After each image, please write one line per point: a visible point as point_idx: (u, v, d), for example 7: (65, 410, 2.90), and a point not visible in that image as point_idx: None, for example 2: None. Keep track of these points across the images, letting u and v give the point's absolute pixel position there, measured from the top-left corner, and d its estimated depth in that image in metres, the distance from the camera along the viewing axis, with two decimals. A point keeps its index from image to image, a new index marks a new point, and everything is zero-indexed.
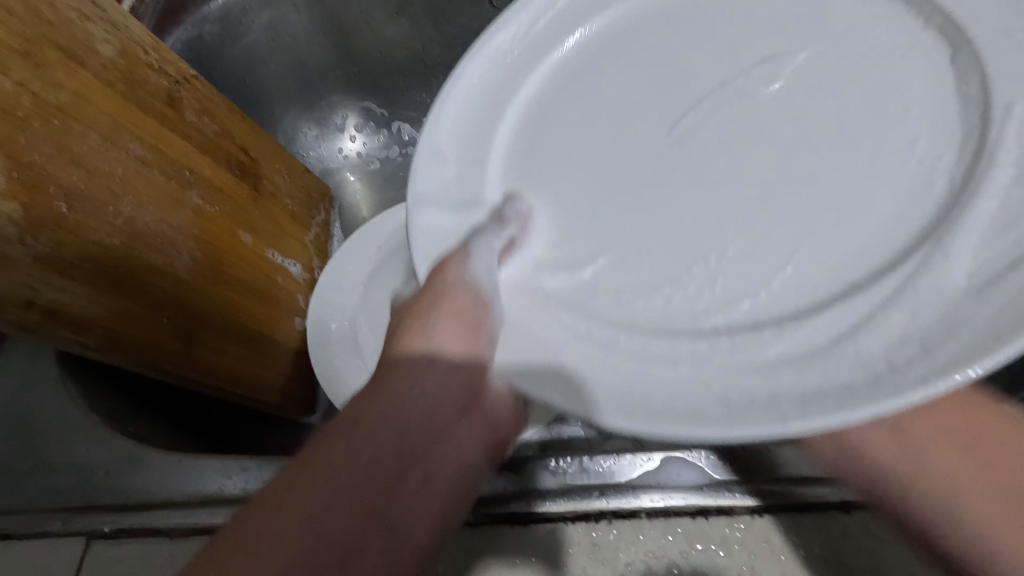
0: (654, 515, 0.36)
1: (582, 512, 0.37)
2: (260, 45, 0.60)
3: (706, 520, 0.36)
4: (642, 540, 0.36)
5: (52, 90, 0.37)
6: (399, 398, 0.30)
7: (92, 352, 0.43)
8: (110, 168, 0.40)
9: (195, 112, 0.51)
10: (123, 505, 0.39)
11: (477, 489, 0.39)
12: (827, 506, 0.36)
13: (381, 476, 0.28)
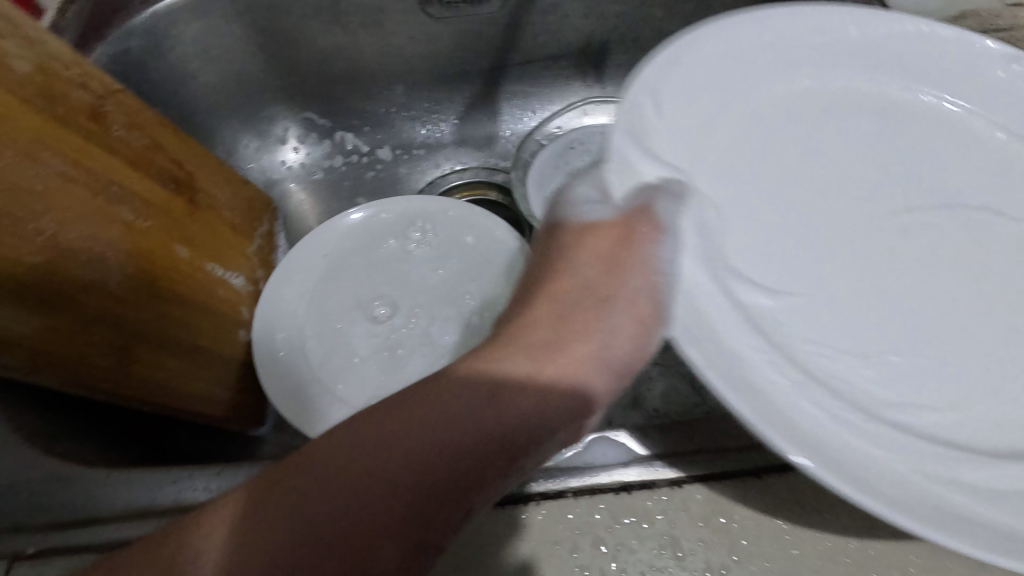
0: (580, 493, 0.38)
1: (510, 496, 0.38)
2: (191, 58, 0.59)
3: (628, 495, 0.38)
4: (569, 518, 0.37)
5: None
6: (455, 406, 0.29)
7: (16, 372, 0.42)
8: (32, 185, 0.40)
9: (123, 126, 0.50)
10: (51, 524, 0.39)
11: None
12: (744, 474, 0.38)
13: (368, 478, 0.27)
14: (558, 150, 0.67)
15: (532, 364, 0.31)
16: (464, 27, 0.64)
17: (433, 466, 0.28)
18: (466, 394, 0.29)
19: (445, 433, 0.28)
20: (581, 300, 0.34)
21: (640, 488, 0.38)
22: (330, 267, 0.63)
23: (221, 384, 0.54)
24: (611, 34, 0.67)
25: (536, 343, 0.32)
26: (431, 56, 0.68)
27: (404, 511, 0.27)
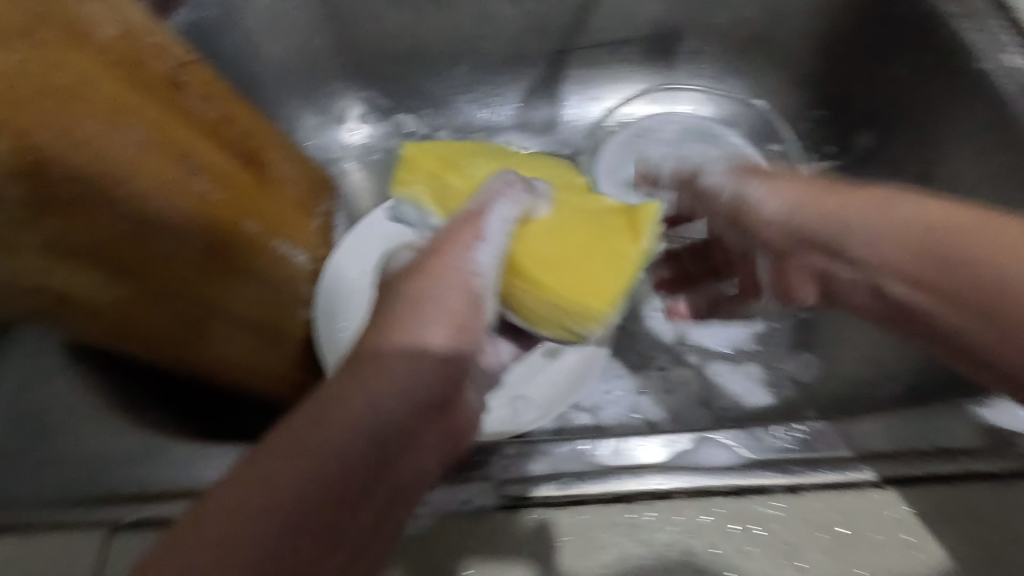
0: (693, 494, 0.36)
1: (617, 494, 0.36)
2: (263, 28, 0.59)
3: (743, 499, 0.35)
4: (681, 520, 0.35)
5: (53, 70, 0.36)
6: (381, 385, 0.31)
7: (105, 336, 0.44)
8: (123, 152, 0.39)
9: (197, 96, 0.49)
10: (138, 496, 0.38)
11: (508, 472, 0.38)
12: (869, 483, 0.36)
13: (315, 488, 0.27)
14: (627, 138, 0.63)
15: (422, 342, 0.33)
16: (534, 6, 0.63)
17: (377, 429, 0.30)
18: (396, 367, 0.32)
19: (390, 397, 0.31)
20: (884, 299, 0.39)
21: (754, 492, 0.36)
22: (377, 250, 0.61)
23: (286, 359, 0.54)
24: (686, 20, 0.64)
25: (411, 292, 0.35)
26: (498, 36, 0.66)
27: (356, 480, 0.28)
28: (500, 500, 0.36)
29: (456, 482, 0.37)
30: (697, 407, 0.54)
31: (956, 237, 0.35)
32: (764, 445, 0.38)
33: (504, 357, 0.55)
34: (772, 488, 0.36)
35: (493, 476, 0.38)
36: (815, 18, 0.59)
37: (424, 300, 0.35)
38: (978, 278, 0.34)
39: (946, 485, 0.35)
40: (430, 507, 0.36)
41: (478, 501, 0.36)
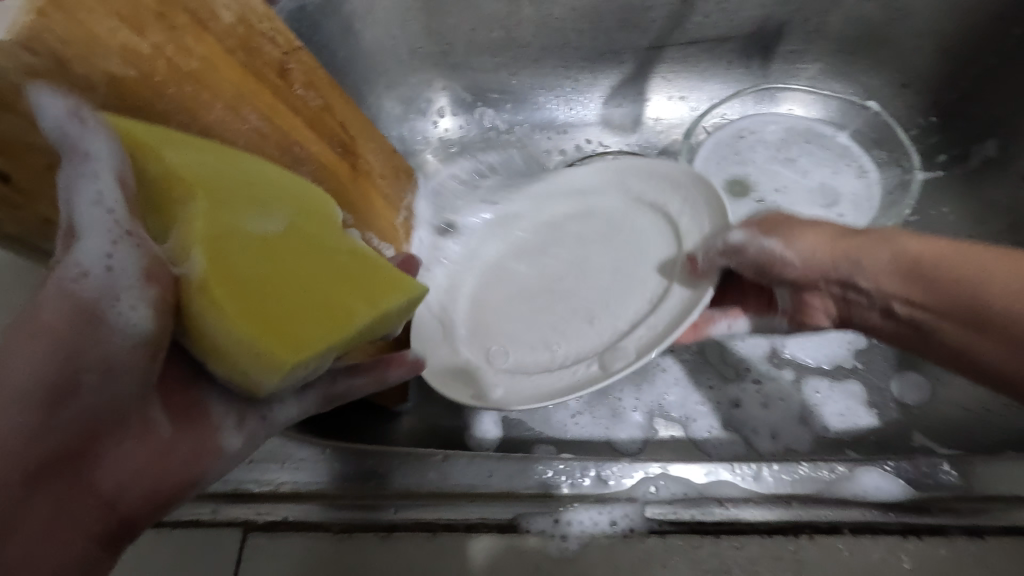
0: (858, 530, 0.34)
1: (777, 526, 0.34)
2: (359, 15, 0.58)
3: (921, 540, 0.33)
4: (848, 556, 0.32)
5: (184, 56, 0.36)
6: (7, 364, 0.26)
7: None
8: (234, 138, 0.40)
9: (303, 84, 0.49)
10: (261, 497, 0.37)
11: (653, 493, 0.37)
12: None
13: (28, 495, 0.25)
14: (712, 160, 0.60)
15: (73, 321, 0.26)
16: (635, 2, 0.61)
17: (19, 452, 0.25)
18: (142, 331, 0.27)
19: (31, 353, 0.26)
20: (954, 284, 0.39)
21: (904, 532, 0.34)
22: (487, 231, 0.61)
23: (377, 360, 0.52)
24: (792, 17, 0.61)
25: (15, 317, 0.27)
26: (590, 30, 0.64)
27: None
28: (650, 523, 0.35)
29: (603, 504, 0.36)
30: (796, 424, 0.52)
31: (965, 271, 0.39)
32: (928, 481, 0.37)
33: (590, 328, 0.52)
34: (920, 528, 0.34)
35: (638, 497, 0.37)
36: (938, 18, 0.55)
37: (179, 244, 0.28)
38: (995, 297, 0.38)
39: None
40: (577, 526, 0.35)
41: (628, 523, 0.35)
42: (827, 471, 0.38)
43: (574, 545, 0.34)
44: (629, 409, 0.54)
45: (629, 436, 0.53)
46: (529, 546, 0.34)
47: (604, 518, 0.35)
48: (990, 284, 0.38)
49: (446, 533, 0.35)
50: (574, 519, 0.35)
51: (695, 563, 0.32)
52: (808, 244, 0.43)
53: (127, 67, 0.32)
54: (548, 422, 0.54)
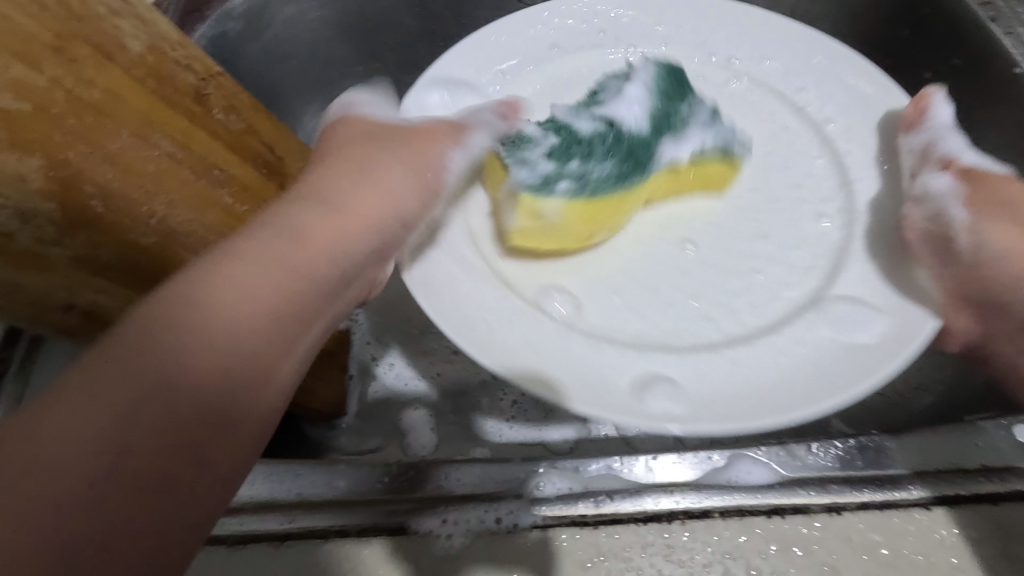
0: (728, 513, 0.36)
1: (653, 513, 0.36)
2: (284, 40, 0.59)
3: (782, 519, 0.36)
4: (717, 540, 0.35)
5: (84, 86, 0.35)
6: (200, 290, 0.28)
7: None
8: (144, 165, 0.38)
9: (222, 108, 0.49)
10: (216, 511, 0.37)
11: (540, 490, 0.38)
12: (907, 504, 0.36)
13: (127, 431, 0.25)
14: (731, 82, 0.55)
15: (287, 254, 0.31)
16: None
17: (151, 383, 0.26)
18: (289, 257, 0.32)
19: (240, 292, 0.29)
20: (1010, 212, 0.41)
21: (768, 513, 0.36)
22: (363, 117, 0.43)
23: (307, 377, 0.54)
24: None
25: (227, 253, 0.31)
26: None
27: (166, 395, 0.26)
28: (534, 518, 0.36)
29: (488, 501, 0.37)
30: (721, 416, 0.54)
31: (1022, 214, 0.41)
32: (795, 462, 0.39)
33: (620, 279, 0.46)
34: (785, 507, 0.36)
35: (526, 493, 0.38)
36: (837, 22, 0.58)
37: (321, 207, 0.35)
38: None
39: (989, 506, 0.36)
40: (463, 526, 0.36)
41: (512, 519, 0.36)
42: (704, 460, 0.40)
43: (458, 546, 0.35)
44: (562, 411, 0.56)
45: (559, 434, 0.55)
46: (414, 548, 0.35)
47: (489, 515, 0.36)
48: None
49: (337, 540, 0.35)
50: (455, 521, 0.36)
51: (573, 558, 0.34)
52: (997, 237, 0.41)
53: (20, 101, 0.31)
54: (480, 428, 0.56)
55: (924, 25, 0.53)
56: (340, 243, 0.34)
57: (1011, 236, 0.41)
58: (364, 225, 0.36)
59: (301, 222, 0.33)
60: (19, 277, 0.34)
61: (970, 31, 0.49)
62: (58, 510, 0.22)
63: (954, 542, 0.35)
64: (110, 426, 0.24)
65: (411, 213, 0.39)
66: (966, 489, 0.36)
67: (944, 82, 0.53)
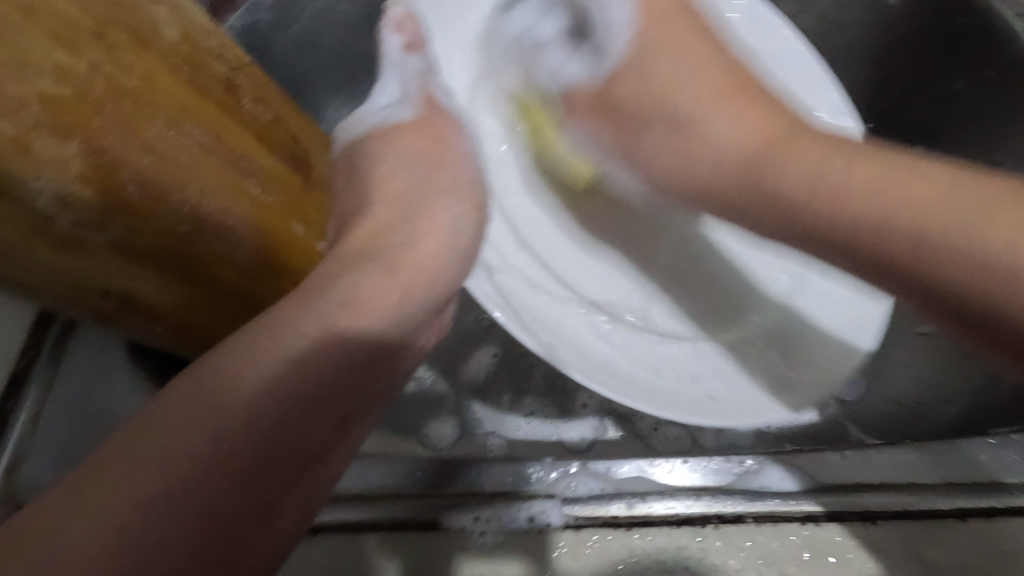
0: (761, 519, 0.36)
1: (686, 516, 0.36)
2: (313, 32, 0.59)
3: (817, 526, 0.36)
4: (751, 545, 0.35)
5: (123, 74, 0.35)
6: (310, 319, 0.31)
7: (160, 342, 0.45)
8: (178, 153, 0.38)
9: (251, 99, 0.48)
10: (343, 498, 0.37)
11: (572, 489, 0.38)
12: (945, 514, 0.36)
13: (213, 459, 0.26)
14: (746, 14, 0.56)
15: (380, 309, 0.34)
16: None
17: (238, 420, 0.28)
18: (398, 286, 0.35)
19: (323, 330, 0.31)
20: (884, 162, 0.34)
21: (803, 521, 0.36)
22: (430, 108, 0.44)
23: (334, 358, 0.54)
24: None
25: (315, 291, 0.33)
26: None
27: (251, 435, 0.28)
28: (566, 518, 0.36)
29: (520, 499, 0.37)
30: None
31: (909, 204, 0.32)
32: (829, 471, 0.39)
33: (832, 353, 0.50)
34: (819, 515, 0.36)
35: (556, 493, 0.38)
36: (869, 29, 0.58)
37: (431, 231, 0.38)
38: (875, 222, 0.33)
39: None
40: (496, 523, 0.36)
41: (545, 518, 0.36)
42: (735, 465, 0.40)
43: (492, 543, 0.35)
44: (582, 409, 0.57)
45: (577, 431, 0.56)
46: (449, 544, 0.35)
47: (522, 514, 0.36)
48: (916, 183, 0.32)
49: (371, 532, 0.35)
50: (492, 515, 0.36)
51: (605, 560, 0.35)
52: (737, 123, 0.40)
53: (62, 85, 0.31)
54: (500, 423, 0.56)
55: (956, 35, 0.53)
56: (450, 257, 0.39)
57: (748, 125, 0.39)
58: (455, 248, 0.39)
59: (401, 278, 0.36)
60: (56, 261, 0.34)
61: (1005, 41, 0.49)
62: (135, 509, 0.24)
63: (989, 556, 0.35)
64: (190, 453, 0.26)
65: (462, 234, 0.40)
66: (1004, 501, 0.36)
67: (977, 92, 0.52)
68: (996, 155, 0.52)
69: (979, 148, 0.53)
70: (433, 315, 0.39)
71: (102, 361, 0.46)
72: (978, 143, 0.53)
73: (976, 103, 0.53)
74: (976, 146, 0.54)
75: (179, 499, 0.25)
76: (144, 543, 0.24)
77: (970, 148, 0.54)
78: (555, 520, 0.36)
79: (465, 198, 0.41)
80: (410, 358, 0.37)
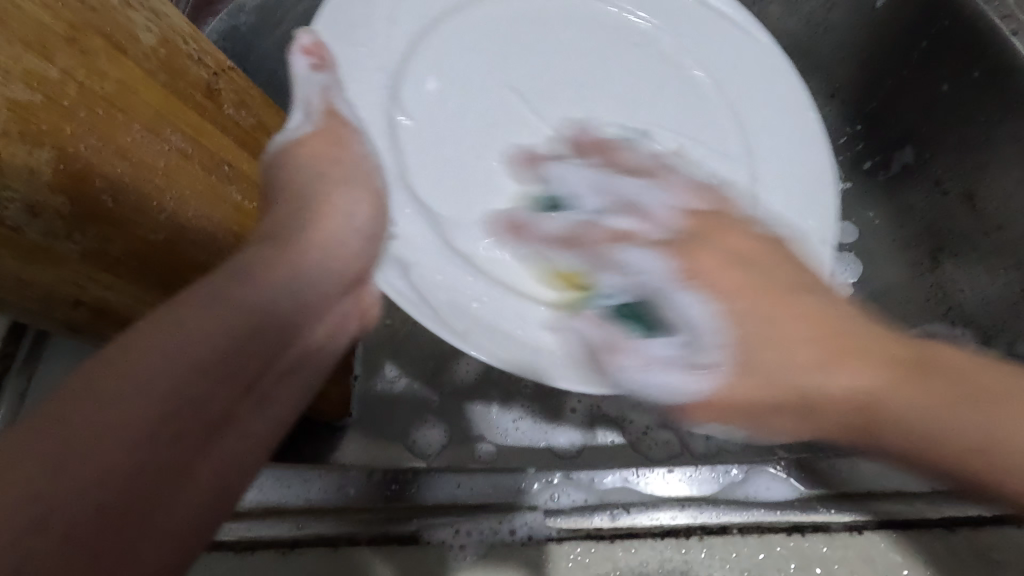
0: (746, 530, 0.36)
1: (670, 528, 0.36)
2: (296, 35, 0.58)
3: (802, 537, 0.35)
4: (736, 557, 0.35)
5: (96, 79, 0.34)
6: (293, 266, 0.28)
7: None
8: (155, 160, 0.37)
9: (233, 104, 0.48)
10: (315, 510, 0.36)
11: (554, 502, 0.37)
12: (931, 523, 0.36)
13: (194, 427, 0.22)
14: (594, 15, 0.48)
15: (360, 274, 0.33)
16: None
17: (205, 378, 0.23)
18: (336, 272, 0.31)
19: (333, 271, 0.31)
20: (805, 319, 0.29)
21: (789, 531, 0.36)
22: (333, 121, 0.38)
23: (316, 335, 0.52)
24: None
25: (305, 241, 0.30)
26: None
27: (227, 404, 0.24)
28: (549, 530, 0.36)
29: (502, 512, 0.37)
30: None
31: (807, 385, 0.28)
32: (816, 479, 0.38)
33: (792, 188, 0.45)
34: (805, 525, 0.36)
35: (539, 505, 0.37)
36: (855, 30, 0.58)
37: (321, 215, 0.32)
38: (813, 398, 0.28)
39: (1012, 527, 0.36)
40: (477, 537, 0.35)
41: (527, 531, 0.36)
42: (721, 475, 0.39)
43: (472, 557, 0.35)
44: (570, 414, 0.56)
45: (565, 437, 0.55)
46: (430, 559, 0.35)
47: (504, 527, 0.36)
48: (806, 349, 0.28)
49: (346, 547, 0.35)
50: (475, 529, 0.36)
51: (588, 573, 0.34)
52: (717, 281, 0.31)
53: (31, 92, 0.30)
54: (488, 430, 0.56)
55: (943, 36, 0.52)
56: (366, 244, 0.34)
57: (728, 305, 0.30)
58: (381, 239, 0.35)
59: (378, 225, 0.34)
60: (27, 272, 0.33)
61: (991, 44, 0.49)
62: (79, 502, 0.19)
63: (977, 565, 0.35)
64: (146, 433, 0.21)
65: (376, 228, 0.34)
66: (990, 510, 0.36)
67: (964, 94, 0.52)
68: (984, 156, 0.52)
69: (966, 151, 0.53)
70: (355, 301, 0.33)
71: (78, 371, 0.45)
72: (964, 145, 0.53)
73: (962, 106, 0.53)
74: (963, 148, 0.53)
75: (137, 473, 0.20)
76: (81, 510, 0.19)
77: (957, 150, 0.54)
78: (536, 533, 0.35)
79: (363, 191, 0.35)
80: (331, 318, 0.30)
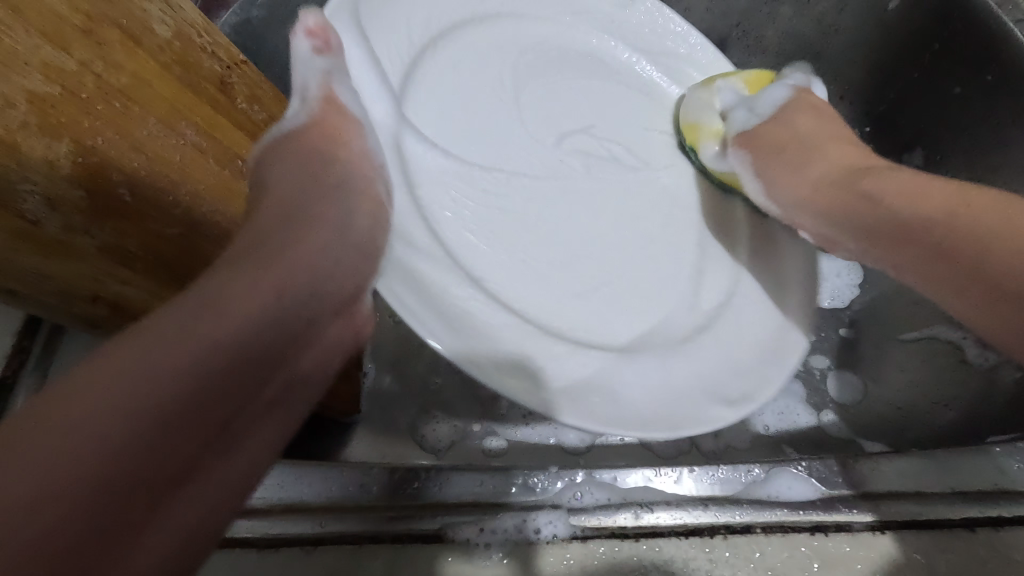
0: (769, 529, 0.36)
1: (693, 527, 0.36)
2: None
3: (825, 536, 0.36)
4: (761, 556, 0.35)
5: (112, 72, 0.33)
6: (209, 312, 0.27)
7: None
8: (171, 154, 0.37)
9: (245, 99, 0.48)
10: (358, 507, 0.36)
11: (578, 500, 0.38)
12: (953, 524, 0.36)
13: (153, 437, 0.24)
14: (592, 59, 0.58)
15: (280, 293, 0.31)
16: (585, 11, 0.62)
17: (169, 394, 0.25)
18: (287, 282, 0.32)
19: (276, 287, 0.30)
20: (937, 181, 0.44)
21: (812, 530, 0.36)
22: (330, 108, 0.41)
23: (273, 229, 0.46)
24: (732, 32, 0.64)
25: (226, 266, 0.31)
26: None
27: (183, 411, 0.25)
28: (572, 529, 0.36)
29: (528, 510, 0.37)
30: (739, 422, 0.57)
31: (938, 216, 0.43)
32: (837, 479, 0.39)
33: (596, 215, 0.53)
34: (827, 525, 0.36)
35: (561, 503, 0.38)
36: (866, 32, 0.59)
37: (321, 225, 0.36)
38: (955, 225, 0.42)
39: None
40: (501, 537, 0.35)
41: (551, 530, 0.36)
42: (744, 473, 0.40)
43: (498, 557, 0.34)
44: None
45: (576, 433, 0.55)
46: (450, 557, 0.35)
47: (527, 525, 0.36)
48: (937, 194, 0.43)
49: (375, 544, 0.35)
50: (506, 527, 0.36)
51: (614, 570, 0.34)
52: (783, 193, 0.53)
53: (49, 83, 0.29)
54: (498, 425, 0.56)
55: (955, 39, 0.53)
56: (344, 255, 0.35)
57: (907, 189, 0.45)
58: (353, 245, 0.36)
59: (313, 229, 0.35)
60: (43, 266, 0.33)
61: (1003, 47, 0.49)
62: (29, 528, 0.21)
63: (997, 565, 0.35)
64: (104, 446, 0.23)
65: (370, 232, 0.38)
66: (1011, 510, 0.37)
67: (974, 97, 0.53)
68: (994, 160, 0.52)
69: (973, 154, 0.54)
70: (347, 322, 0.35)
71: None
72: (971, 149, 0.54)
73: (970, 109, 0.53)
74: (972, 150, 0.54)
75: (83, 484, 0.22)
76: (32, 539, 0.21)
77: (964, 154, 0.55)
78: (562, 532, 0.35)
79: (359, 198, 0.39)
80: (319, 347, 0.33)
